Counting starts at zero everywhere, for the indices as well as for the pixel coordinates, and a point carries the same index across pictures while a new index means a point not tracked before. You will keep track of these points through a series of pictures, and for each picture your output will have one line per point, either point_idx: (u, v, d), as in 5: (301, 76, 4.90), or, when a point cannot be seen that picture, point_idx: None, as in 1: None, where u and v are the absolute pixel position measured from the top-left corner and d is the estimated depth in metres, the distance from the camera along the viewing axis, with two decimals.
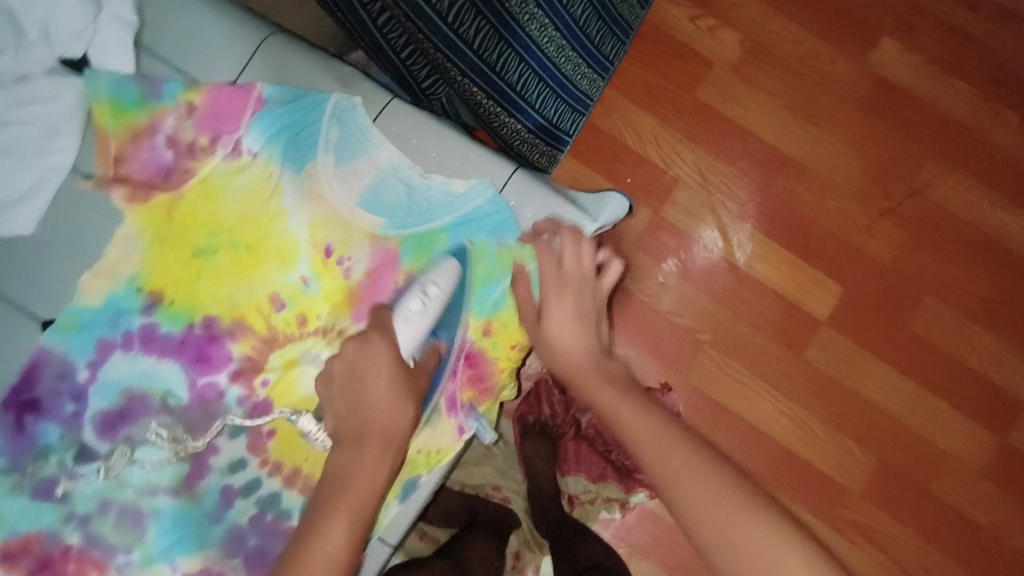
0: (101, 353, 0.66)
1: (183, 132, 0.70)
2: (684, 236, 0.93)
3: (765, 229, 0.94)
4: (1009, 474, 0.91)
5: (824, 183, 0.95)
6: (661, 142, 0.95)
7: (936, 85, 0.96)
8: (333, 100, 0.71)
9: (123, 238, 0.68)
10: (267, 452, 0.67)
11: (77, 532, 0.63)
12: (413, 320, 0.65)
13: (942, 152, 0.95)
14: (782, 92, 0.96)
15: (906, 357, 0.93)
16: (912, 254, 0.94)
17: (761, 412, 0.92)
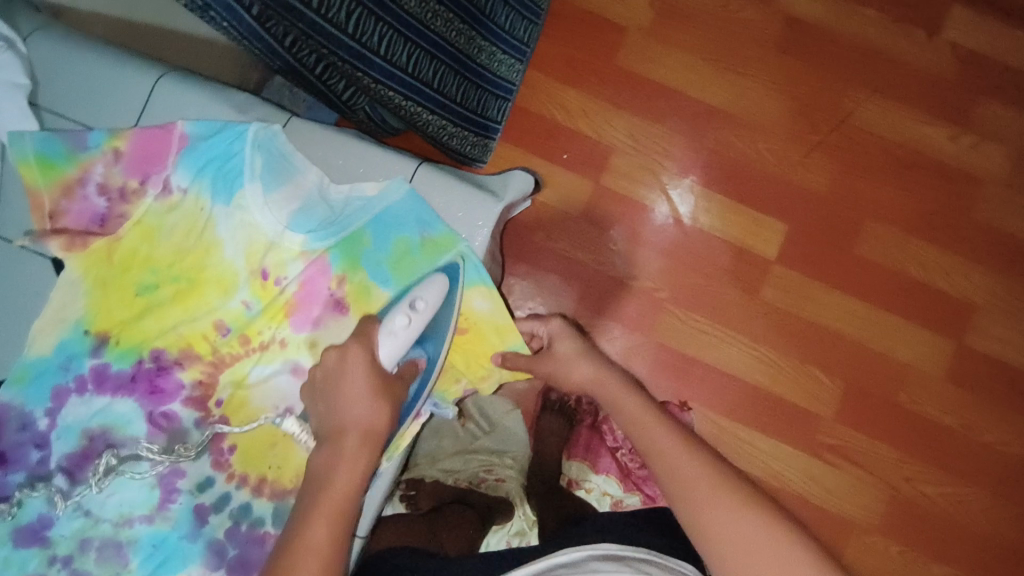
0: (57, 400, 0.70)
1: (113, 177, 0.72)
2: (630, 201, 1.17)
3: (704, 182, 1.17)
4: (948, 358, 1.15)
5: (754, 128, 1.18)
6: (588, 113, 1.18)
7: (841, 16, 1.19)
8: (253, 129, 0.72)
9: (66, 284, 0.71)
10: (230, 467, 0.71)
11: (63, 572, 0.68)
12: (398, 335, 0.66)
13: (859, 81, 1.18)
14: (700, 48, 1.19)
15: (845, 272, 1.16)
16: (842, 180, 1.18)
17: (726, 354, 1.15)
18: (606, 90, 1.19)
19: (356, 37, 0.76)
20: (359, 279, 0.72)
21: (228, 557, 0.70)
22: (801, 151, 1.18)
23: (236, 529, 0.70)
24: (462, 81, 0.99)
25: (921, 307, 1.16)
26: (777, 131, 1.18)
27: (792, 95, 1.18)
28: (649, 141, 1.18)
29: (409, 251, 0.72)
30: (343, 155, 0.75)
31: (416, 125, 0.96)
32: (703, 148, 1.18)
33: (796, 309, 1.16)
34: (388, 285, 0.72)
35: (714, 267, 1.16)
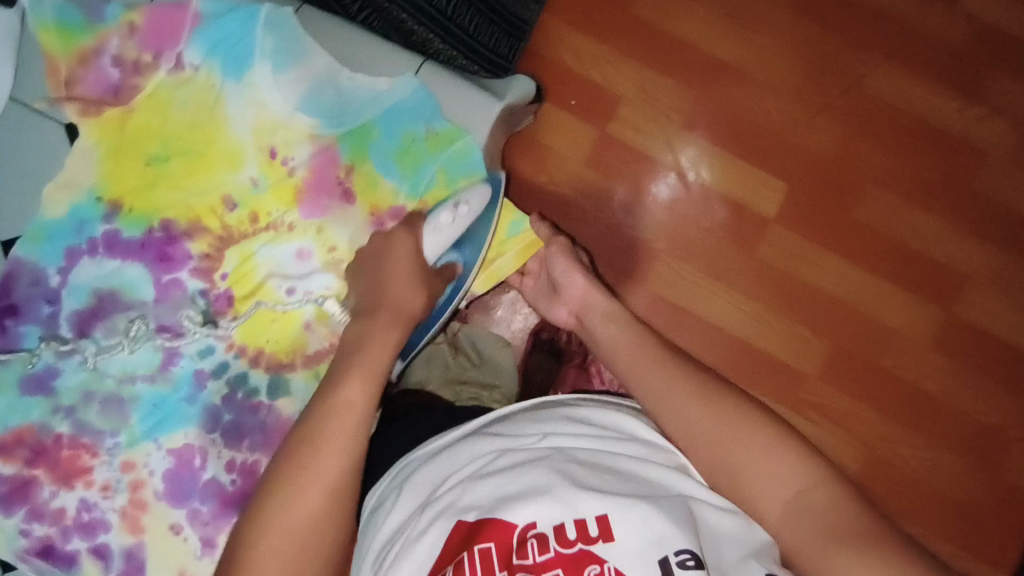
0: (69, 259, 0.73)
1: (127, 51, 0.74)
2: (634, 150, 1.11)
3: (711, 137, 1.11)
4: (955, 339, 1.09)
5: (763, 87, 1.12)
6: (599, 61, 1.12)
7: None
8: (264, 10, 0.74)
9: (81, 152, 0.74)
10: (230, 337, 0.75)
11: (66, 422, 0.72)
12: (442, 230, 0.72)
13: (873, 47, 1.12)
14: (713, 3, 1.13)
15: (851, 240, 1.10)
16: (849, 144, 1.12)
17: (721, 311, 1.10)
18: (617, 38, 1.12)
19: None
20: (366, 169, 0.75)
21: (223, 422, 0.73)
22: (808, 113, 1.12)
23: (232, 397, 0.74)
24: (475, 12, 1.00)
25: (929, 281, 1.10)
26: (786, 91, 1.12)
27: (805, 55, 1.12)
28: (659, 95, 1.12)
29: (415, 145, 0.75)
30: (347, 45, 0.76)
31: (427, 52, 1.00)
32: (711, 105, 1.12)
33: (793, 271, 1.10)
34: (394, 176, 0.75)
35: (711, 222, 1.11)
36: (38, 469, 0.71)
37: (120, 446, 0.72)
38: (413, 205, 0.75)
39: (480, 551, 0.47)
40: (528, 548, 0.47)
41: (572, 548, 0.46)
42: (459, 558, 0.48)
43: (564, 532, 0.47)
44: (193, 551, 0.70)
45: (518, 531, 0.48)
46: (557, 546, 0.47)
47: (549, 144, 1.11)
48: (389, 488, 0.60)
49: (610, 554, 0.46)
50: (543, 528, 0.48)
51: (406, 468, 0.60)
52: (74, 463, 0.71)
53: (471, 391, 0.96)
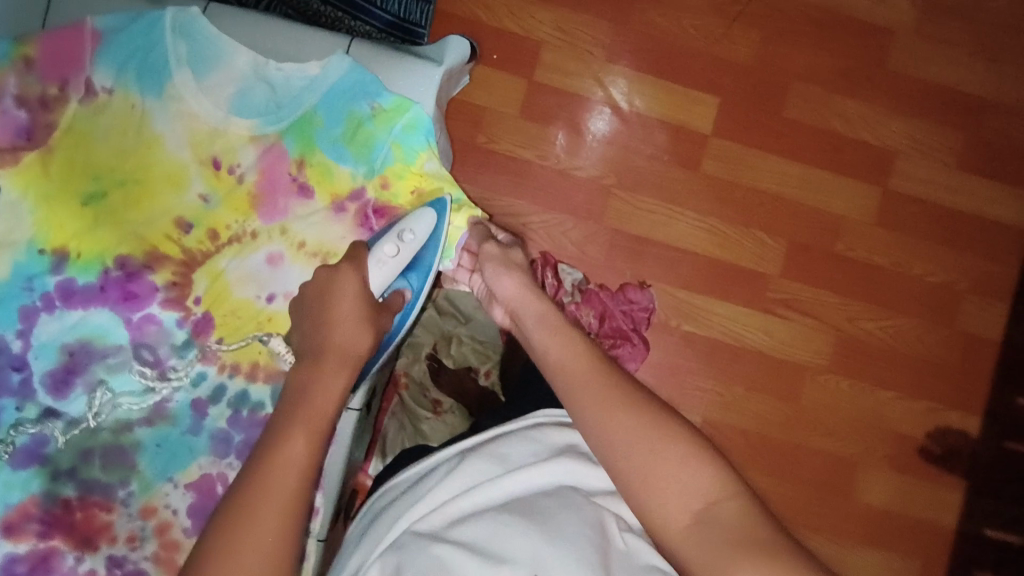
0: (26, 320, 0.69)
1: (30, 87, 0.68)
2: (564, 93, 1.10)
3: (636, 66, 1.11)
4: (893, 213, 1.14)
5: (676, 7, 1.12)
6: (514, 11, 1.09)
7: None
8: (168, 14, 0.70)
9: (7, 207, 0.68)
10: (219, 358, 0.72)
11: (71, 485, 0.69)
12: (387, 263, 0.69)
13: None
14: None
15: (785, 140, 1.13)
16: (768, 47, 1.13)
17: (679, 232, 1.11)
18: None
19: None
20: (317, 159, 0.72)
21: (234, 444, 0.71)
22: (725, 24, 1.12)
23: (238, 417, 0.71)
24: None
25: (861, 162, 1.14)
26: (699, 6, 1.12)
27: None
28: (578, 32, 1.10)
29: (363, 125, 0.72)
30: (272, 37, 0.74)
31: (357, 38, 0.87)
32: (631, 33, 1.11)
33: (736, 179, 1.12)
34: (347, 160, 0.72)
35: (652, 146, 1.11)
36: (56, 539, 0.67)
37: (134, 494, 0.70)
38: (371, 184, 0.73)
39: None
40: None
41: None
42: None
43: None
44: None
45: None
46: None
47: (481, 103, 1.08)
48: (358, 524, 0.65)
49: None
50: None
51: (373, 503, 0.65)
52: (92, 523, 0.69)
53: (476, 356, 0.92)
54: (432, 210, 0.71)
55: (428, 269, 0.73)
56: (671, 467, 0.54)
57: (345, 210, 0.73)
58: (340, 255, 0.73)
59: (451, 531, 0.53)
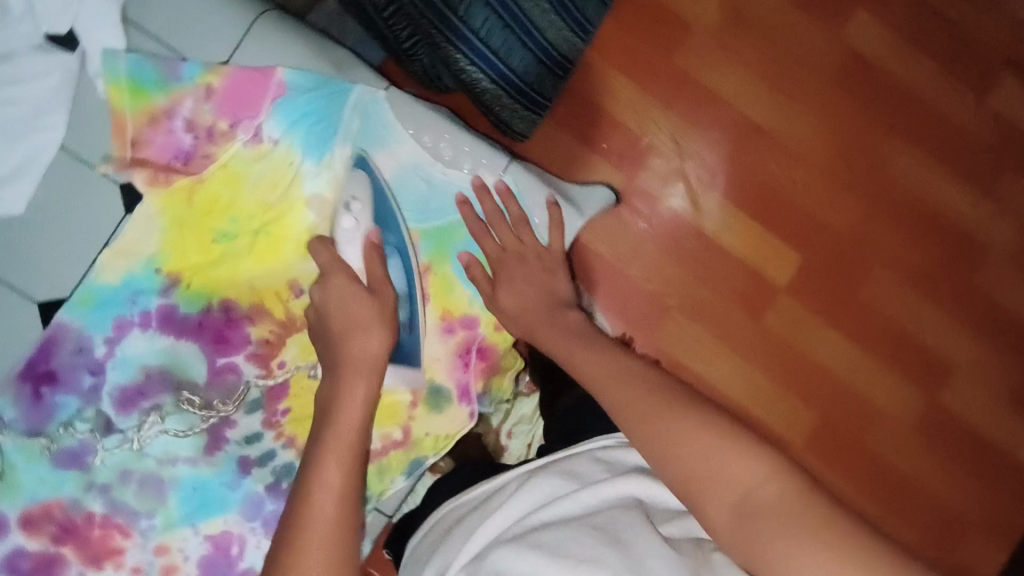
0: (118, 330, 0.69)
1: (203, 116, 0.69)
2: (655, 202, 1.05)
3: (735, 199, 1.06)
4: (934, 427, 1.07)
5: (793, 154, 1.07)
6: (637, 108, 1.05)
7: (912, 63, 1.08)
8: (356, 91, 0.72)
9: (142, 221, 0.69)
10: (280, 427, 0.72)
11: (100, 500, 0.69)
12: (354, 236, 0.69)
13: (908, 125, 1.09)
14: (756, 59, 1.07)
15: (851, 322, 1.07)
16: (869, 223, 1.08)
17: (721, 373, 1.05)
18: (654, 81, 1.06)
19: (464, 18, 0.78)
20: (443, 271, 0.74)
21: (265, 511, 0.71)
22: (834, 187, 1.07)
23: (277, 487, 0.72)
24: None
25: (910, 364, 1.07)
26: (816, 161, 1.07)
27: (841, 127, 1.08)
28: (689, 147, 1.06)
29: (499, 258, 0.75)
30: (441, 135, 0.73)
31: (492, 112, 0.91)
32: (739, 165, 1.07)
33: (794, 343, 1.06)
34: (473, 284, 0.75)
35: (723, 285, 1.06)
36: (66, 547, 0.68)
37: (155, 528, 0.69)
38: (487, 319, 0.75)
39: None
40: None
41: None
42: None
43: None
44: None
45: None
46: None
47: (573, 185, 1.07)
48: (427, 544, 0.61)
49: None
50: None
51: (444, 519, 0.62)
52: (106, 543, 0.69)
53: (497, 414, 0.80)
54: (360, 171, 0.71)
55: (393, 216, 0.71)
56: (728, 467, 0.51)
57: (453, 331, 0.75)
58: (430, 372, 0.74)
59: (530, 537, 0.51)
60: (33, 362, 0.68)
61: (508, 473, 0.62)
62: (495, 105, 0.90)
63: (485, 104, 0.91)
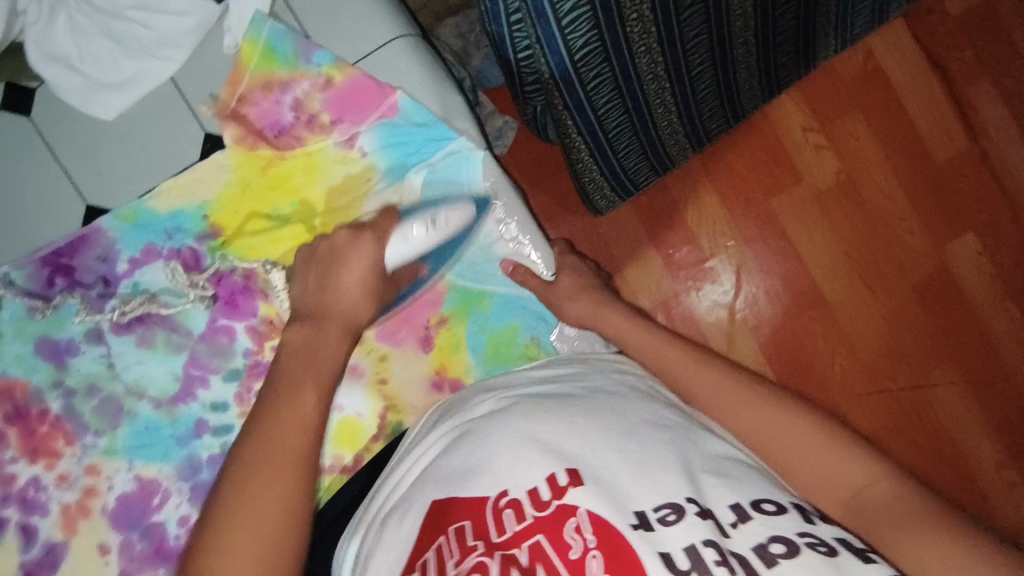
0: (145, 255, 0.72)
1: (312, 101, 0.71)
2: (694, 322, 1.12)
3: (768, 353, 1.12)
4: None
5: (842, 337, 1.13)
6: (716, 230, 1.12)
7: (989, 302, 1.14)
8: (456, 141, 0.73)
9: (211, 168, 0.71)
10: (247, 407, 0.73)
11: (59, 401, 0.71)
12: (410, 242, 0.68)
13: (959, 361, 1.14)
14: (846, 236, 1.14)
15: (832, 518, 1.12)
16: (885, 434, 1.13)
17: None
18: (745, 218, 1.13)
19: (587, 91, 0.73)
20: (455, 332, 0.75)
21: (197, 478, 0.72)
22: (865, 386, 1.13)
23: (218, 461, 0.72)
24: (635, 142, 0.90)
25: None
26: (862, 355, 1.13)
27: (897, 328, 1.14)
28: (748, 285, 1.13)
29: (512, 343, 0.76)
30: (513, 215, 0.75)
31: (578, 176, 0.94)
32: (787, 327, 1.13)
33: None
34: (477, 355, 0.75)
35: None
36: (12, 428, 0.70)
37: (96, 448, 0.71)
38: None
39: (455, 529, 0.45)
40: (505, 519, 0.45)
41: (548, 510, 0.44)
42: (437, 544, 0.45)
43: (538, 494, 0.45)
44: None
45: (491, 501, 0.46)
46: (531, 509, 0.44)
47: (630, 275, 1.11)
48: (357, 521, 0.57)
49: (583, 502, 0.43)
50: (516, 494, 0.46)
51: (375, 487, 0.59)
52: (46, 442, 0.71)
53: None
54: (473, 205, 0.72)
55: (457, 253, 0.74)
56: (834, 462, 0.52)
57: (439, 389, 0.75)
58: (401, 416, 0.75)
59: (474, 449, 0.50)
60: (59, 252, 0.71)
61: (440, 410, 0.62)
62: (577, 163, 0.90)
63: (568, 154, 0.89)
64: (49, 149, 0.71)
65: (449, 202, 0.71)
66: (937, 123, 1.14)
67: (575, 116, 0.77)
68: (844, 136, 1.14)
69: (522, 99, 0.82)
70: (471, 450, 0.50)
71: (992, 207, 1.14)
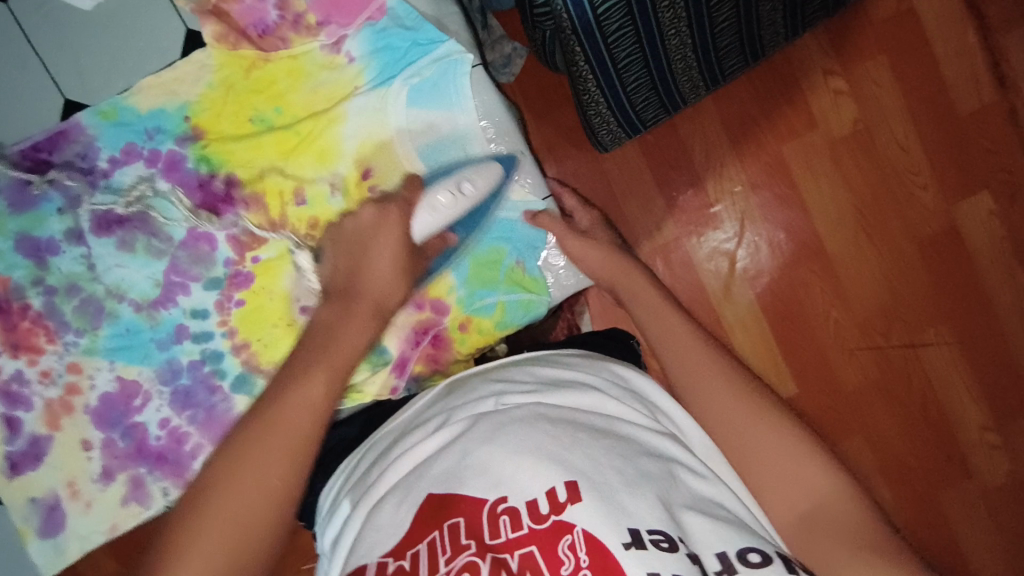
0: (125, 154, 0.70)
1: (297, 1, 0.69)
2: (692, 265, 1.10)
3: (764, 303, 1.11)
4: None
5: (839, 291, 1.12)
6: (722, 173, 1.09)
7: (994, 266, 1.12)
8: (447, 48, 0.70)
9: (195, 67, 0.69)
10: (228, 315, 0.73)
11: (40, 298, 0.71)
12: (438, 212, 0.68)
13: (956, 323, 1.12)
14: (855, 188, 1.10)
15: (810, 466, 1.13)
16: (871, 390, 1.13)
17: None
18: (754, 162, 1.09)
19: (598, 15, 0.71)
20: None
21: (179, 383, 0.73)
22: (857, 341, 1.12)
23: (199, 367, 0.73)
24: (645, 75, 0.85)
25: None
26: (858, 311, 1.12)
27: (896, 287, 1.12)
28: (750, 231, 1.10)
29: (495, 266, 0.75)
30: (504, 135, 0.73)
31: (583, 109, 0.91)
32: (786, 277, 1.11)
33: None
34: (460, 274, 0.75)
35: None
36: None
37: (77, 347, 0.72)
38: (457, 314, 0.76)
39: (450, 525, 0.46)
40: (500, 524, 0.46)
41: (545, 524, 0.45)
42: (429, 536, 0.46)
43: (537, 507, 0.46)
44: (91, 472, 0.73)
45: (489, 504, 0.47)
46: (530, 522, 0.45)
47: (631, 215, 1.09)
48: (342, 491, 0.60)
49: (581, 521, 0.44)
50: (515, 503, 0.46)
51: (357, 467, 0.61)
52: (28, 339, 0.71)
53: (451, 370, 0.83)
54: (496, 164, 0.71)
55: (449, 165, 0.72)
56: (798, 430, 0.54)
57: (420, 308, 0.75)
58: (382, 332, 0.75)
59: (474, 451, 0.50)
60: (38, 146, 0.69)
61: (434, 398, 0.63)
62: (584, 97, 0.87)
63: (574, 85, 0.85)
64: (29, 39, 0.68)
65: (476, 164, 0.71)
66: (966, 75, 1.09)
67: (583, 43, 0.74)
68: (865, 82, 1.08)
69: (530, 22, 0.79)
70: (472, 450, 0.50)
71: (1010, 167, 1.10)
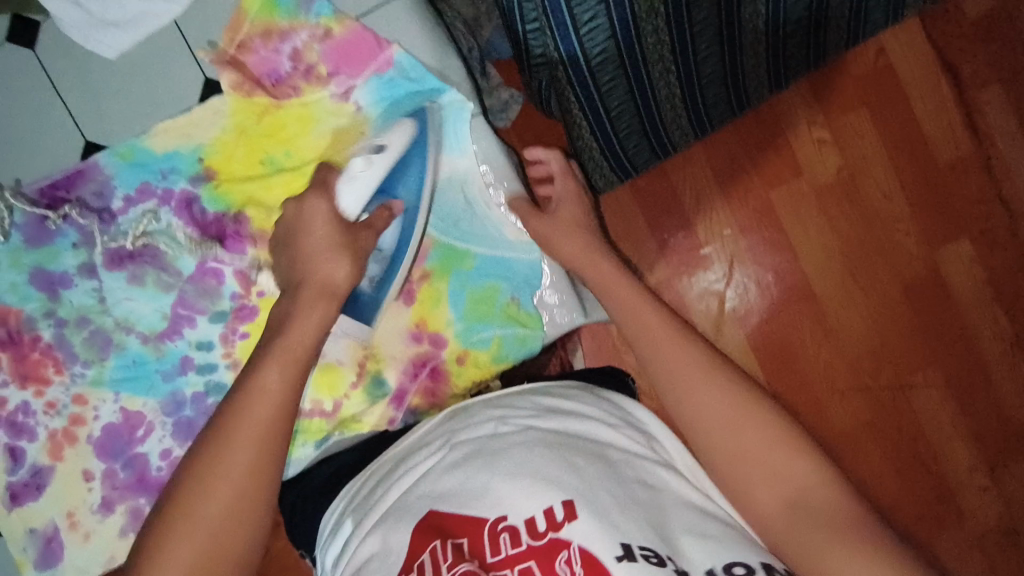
0: (140, 193, 0.74)
1: (310, 52, 0.73)
2: (683, 305, 1.13)
3: (753, 343, 1.14)
4: None
5: (828, 333, 1.15)
6: (713, 218, 1.14)
7: (977, 310, 1.16)
8: (448, 96, 0.74)
9: (208, 112, 0.72)
10: (232, 347, 0.75)
11: (50, 330, 0.73)
12: (358, 179, 0.69)
13: (942, 365, 1.16)
14: (840, 234, 1.15)
15: None
16: (861, 430, 1.15)
17: None
18: (743, 207, 1.14)
19: (591, 67, 0.77)
20: (437, 287, 0.78)
21: (182, 414, 0.75)
22: (847, 382, 1.15)
23: (201, 399, 0.75)
24: (637, 124, 0.90)
25: None
26: (846, 352, 1.15)
27: (883, 330, 1.15)
28: (739, 273, 1.14)
29: (491, 302, 0.78)
30: (503, 180, 0.77)
31: (577, 153, 0.95)
32: (774, 318, 1.14)
33: None
34: (457, 308, 0.78)
35: None
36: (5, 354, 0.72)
37: (84, 378, 0.73)
38: (455, 348, 0.78)
39: (454, 543, 0.49)
40: (500, 542, 0.48)
41: (541, 540, 0.47)
42: (431, 544, 0.49)
43: (535, 525, 0.48)
44: (91, 503, 0.74)
45: (489, 522, 0.49)
46: (528, 538, 0.48)
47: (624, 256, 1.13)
48: (343, 515, 0.61)
49: (577, 537, 0.47)
50: (513, 521, 0.49)
51: (359, 491, 0.62)
52: (37, 368, 0.73)
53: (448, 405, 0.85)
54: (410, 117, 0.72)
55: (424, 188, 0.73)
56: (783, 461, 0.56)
57: (418, 341, 0.78)
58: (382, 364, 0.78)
59: (478, 474, 0.52)
60: (55, 184, 0.72)
61: (437, 421, 0.65)
62: (578, 140, 0.91)
63: (569, 129, 0.90)
64: (52, 84, 0.72)
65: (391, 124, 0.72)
66: (944, 129, 1.14)
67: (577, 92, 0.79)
68: (848, 134, 1.14)
69: (528, 72, 0.84)
70: (475, 474, 0.52)
71: (988, 215, 1.15)
